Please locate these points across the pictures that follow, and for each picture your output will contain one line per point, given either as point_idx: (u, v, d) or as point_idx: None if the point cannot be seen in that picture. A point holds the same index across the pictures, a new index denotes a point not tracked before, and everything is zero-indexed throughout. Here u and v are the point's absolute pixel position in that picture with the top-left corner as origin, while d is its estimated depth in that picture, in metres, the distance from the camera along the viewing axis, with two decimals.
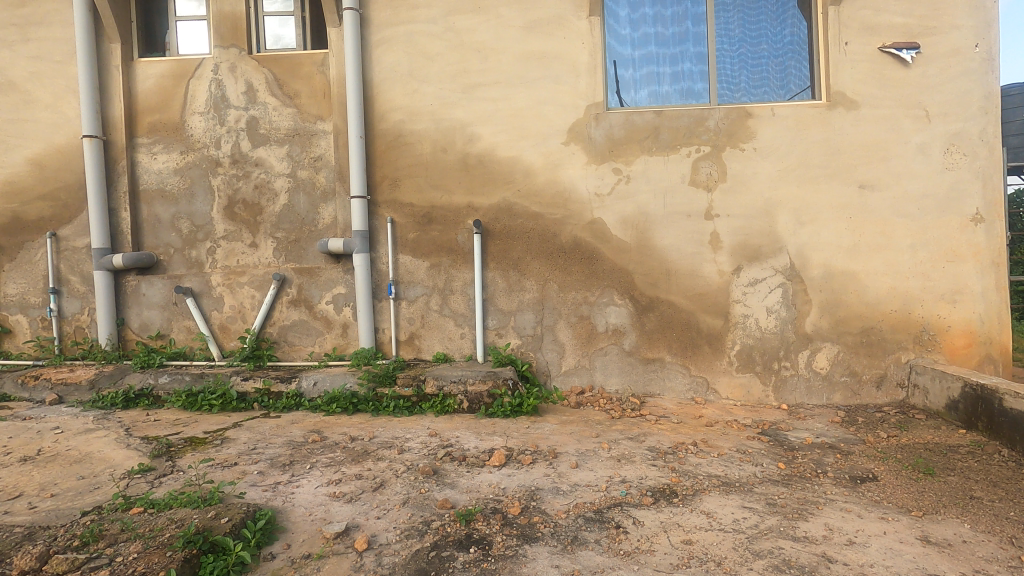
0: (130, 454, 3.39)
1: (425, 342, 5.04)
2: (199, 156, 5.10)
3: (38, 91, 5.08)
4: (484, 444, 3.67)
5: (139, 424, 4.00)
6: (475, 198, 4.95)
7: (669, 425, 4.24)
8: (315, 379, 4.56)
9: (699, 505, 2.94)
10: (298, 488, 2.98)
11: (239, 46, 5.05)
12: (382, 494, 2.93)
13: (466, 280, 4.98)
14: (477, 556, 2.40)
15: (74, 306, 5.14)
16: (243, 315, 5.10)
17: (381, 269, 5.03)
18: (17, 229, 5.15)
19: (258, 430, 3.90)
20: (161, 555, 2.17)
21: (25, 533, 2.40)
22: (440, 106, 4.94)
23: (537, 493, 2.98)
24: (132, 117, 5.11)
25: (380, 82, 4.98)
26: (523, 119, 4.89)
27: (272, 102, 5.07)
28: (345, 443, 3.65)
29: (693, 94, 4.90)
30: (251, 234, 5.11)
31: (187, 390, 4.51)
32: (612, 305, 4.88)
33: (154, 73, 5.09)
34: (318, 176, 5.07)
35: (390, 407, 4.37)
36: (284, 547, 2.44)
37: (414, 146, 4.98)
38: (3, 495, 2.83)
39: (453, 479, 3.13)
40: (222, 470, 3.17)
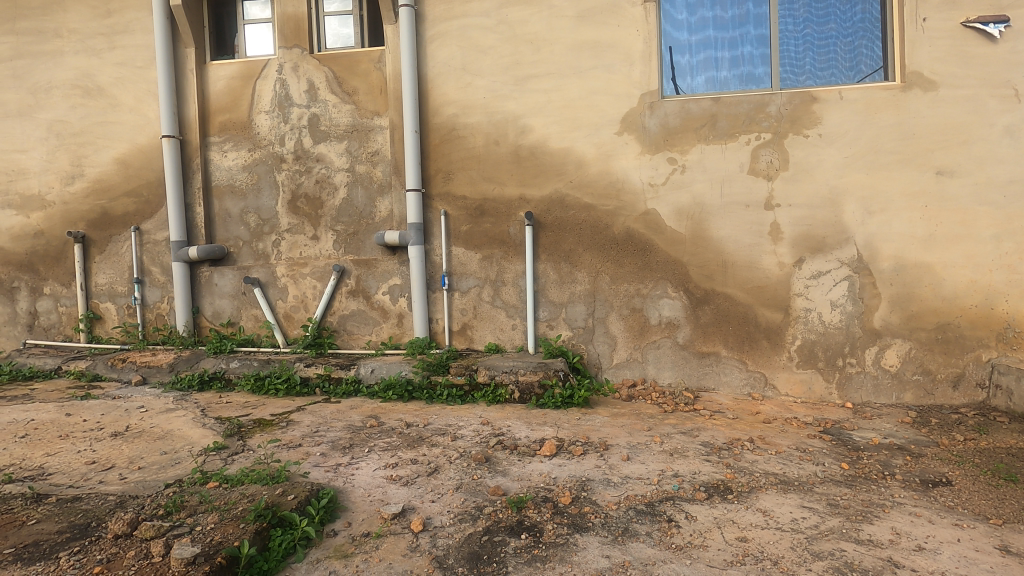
0: (205, 433, 3.64)
1: (477, 333, 5.13)
2: (265, 153, 5.36)
3: (122, 95, 5.48)
4: (535, 434, 3.71)
5: (213, 405, 4.29)
6: (527, 189, 4.97)
7: (724, 420, 4.14)
8: (372, 366, 4.73)
9: (755, 503, 2.86)
10: (358, 470, 3.12)
11: (302, 46, 5.25)
12: (436, 478, 3.03)
13: (518, 272, 5.02)
14: (529, 542, 2.44)
15: (155, 295, 5.54)
16: (305, 305, 5.34)
17: (435, 261, 5.15)
18: (105, 223, 5.58)
19: (320, 414, 4.10)
20: (236, 526, 2.34)
21: (118, 500, 2.64)
22: (493, 99, 4.98)
23: (588, 483, 3.00)
24: (205, 117, 5.43)
25: (434, 76, 5.07)
26: (576, 110, 4.86)
27: (332, 100, 5.25)
28: (401, 429, 3.78)
29: (753, 79, 4.72)
30: (312, 228, 5.34)
31: (255, 374, 4.78)
32: (666, 298, 4.80)
33: (224, 74, 5.37)
34: (375, 170, 5.23)
35: (443, 395, 4.48)
36: (345, 524, 2.57)
37: (467, 139, 5.04)
38: (98, 466, 3.11)
39: (505, 467, 3.19)
40: (288, 451, 3.36)
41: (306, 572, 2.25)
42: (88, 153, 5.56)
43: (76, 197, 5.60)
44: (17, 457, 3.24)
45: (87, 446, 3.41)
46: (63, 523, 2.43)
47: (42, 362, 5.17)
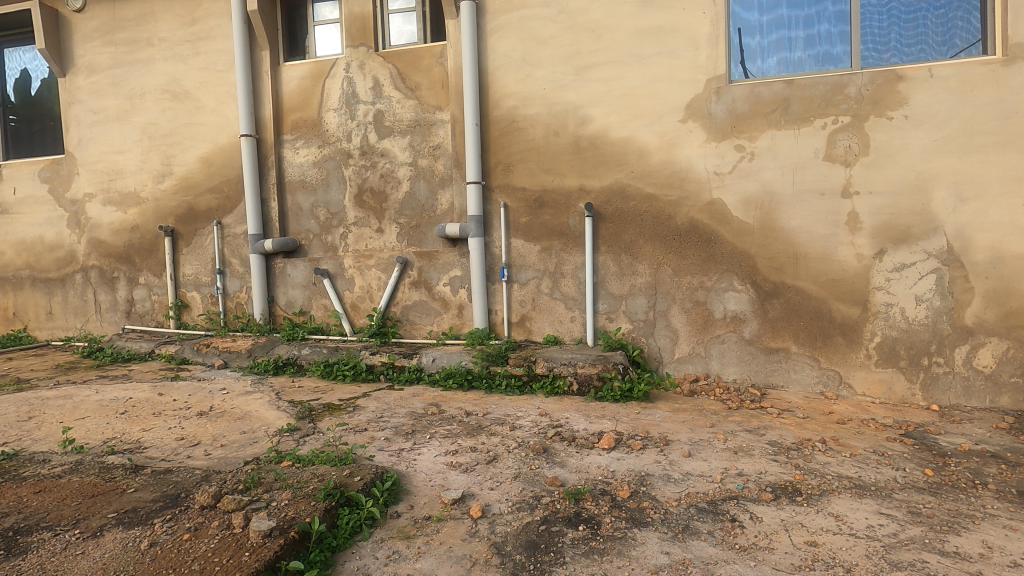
0: (280, 415, 3.87)
1: (536, 324, 5.14)
2: (334, 149, 5.58)
3: (205, 98, 5.86)
4: (594, 426, 3.69)
5: (287, 389, 4.54)
6: (587, 180, 4.92)
7: (794, 420, 3.95)
8: (433, 356, 4.86)
9: (826, 507, 2.73)
10: (420, 455, 3.22)
11: (367, 45, 5.42)
12: (495, 467, 3.08)
13: (577, 264, 4.98)
14: (587, 534, 2.44)
15: (235, 285, 5.92)
16: (370, 295, 5.54)
17: (494, 253, 5.20)
18: (191, 218, 6.01)
19: (384, 401, 4.25)
20: (307, 504, 2.48)
21: (204, 474, 2.86)
22: (553, 89, 4.95)
23: (647, 478, 2.96)
24: (278, 117, 5.71)
25: (495, 69, 5.09)
26: (638, 98, 4.75)
27: (396, 96, 5.39)
28: (461, 417, 3.87)
29: (831, 59, 4.43)
30: (377, 221, 5.52)
31: (324, 361, 5.02)
32: (731, 291, 4.63)
33: (297, 75, 5.64)
34: (437, 164, 5.34)
35: (502, 385, 4.53)
36: (408, 507, 2.66)
37: (527, 131, 5.05)
38: (186, 443, 3.37)
39: (563, 458, 3.19)
40: (355, 434, 3.52)
41: (372, 549, 2.35)
42: (176, 152, 5.99)
43: (166, 194, 6.06)
44: (118, 431, 3.57)
45: (177, 423, 3.70)
46: (157, 492, 2.66)
47: (139, 346, 5.65)
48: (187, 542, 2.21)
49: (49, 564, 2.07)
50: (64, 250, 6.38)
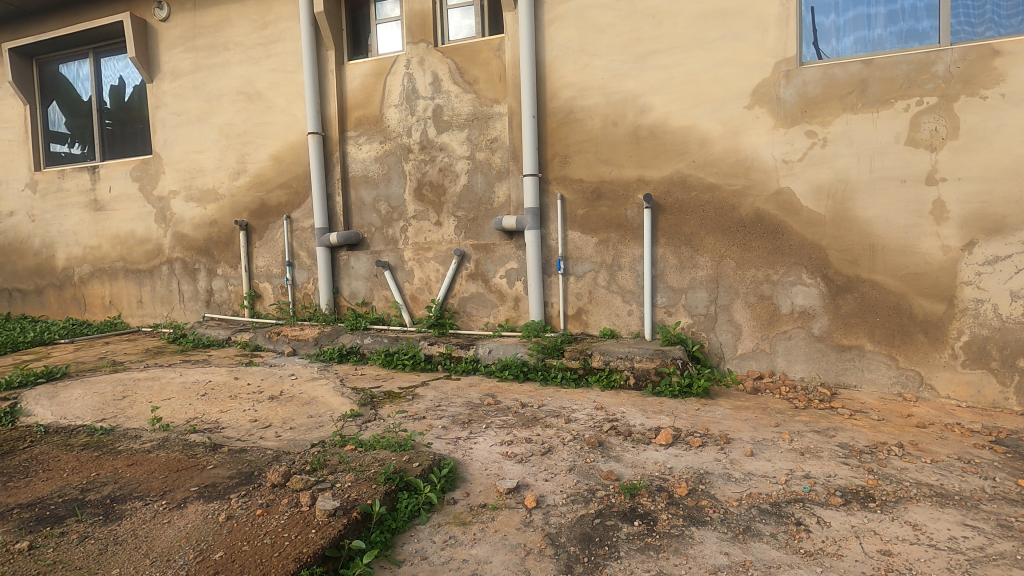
0: (343, 401, 4.04)
1: (592, 317, 5.10)
2: (395, 144, 5.73)
3: (276, 98, 6.16)
4: (650, 422, 3.63)
5: (350, 376, 4.74)
6: (646, 171, 4.81)
7: (867, 422, 3.72)
8: (490, 347, 4.92)
9: (903, 515, 2.56)
10: (476, 445, 3.28)
11: (427, 41, 5.51)
12: (550, 458, 3.09)
13: (635, 256, 4.89)
14: (642, 530, 2.41)
15: (303, 277, 6.21)
16: (429, 287, 5.67)
17: (551, 245, 5.18)
18: (263, 213, 6.34)
19: (442, 390, 4.35)
20: (369, 486, 2.58)
21: (274, 454, 3.04)
22: (612, 79, 4.86)
23: (706, 477, 2.88)
24: (343, 114, 5.92)
25: (552, 60, 5.05)
26: (700, 85, 4.59)
27: (454, 90, 5.46)
28: (516, 408, 3.90)
29: (916, 36, 4.10)
30: (436, 214, 5.63)
31: (385, 350, 5.18)
32: (799, 285, 4.42)
33: (360, 73, 5.82)
34: (494, 157, 5.37)
35: (557, 377, 4.52)
36: (464, 494, 2.72)
37: (584, 122, 4.99)
38: (259, 424, 3.59)
39: (618, 453, 3.16)
40: (414, 422, 3.62)
41: (430, 533, 2.42)
42: (250, 151, 6.33)
43: (241, 191, 6.42)
44: (199, 411, 3.85)
45: (250, 405, 3.95)
46: (233, 469, 2.85)
47: (217, 333, 6.05)
48: (260, 517, 2.35)
49: (140, 530, 2.27)
50: (152, 244, 6.91)
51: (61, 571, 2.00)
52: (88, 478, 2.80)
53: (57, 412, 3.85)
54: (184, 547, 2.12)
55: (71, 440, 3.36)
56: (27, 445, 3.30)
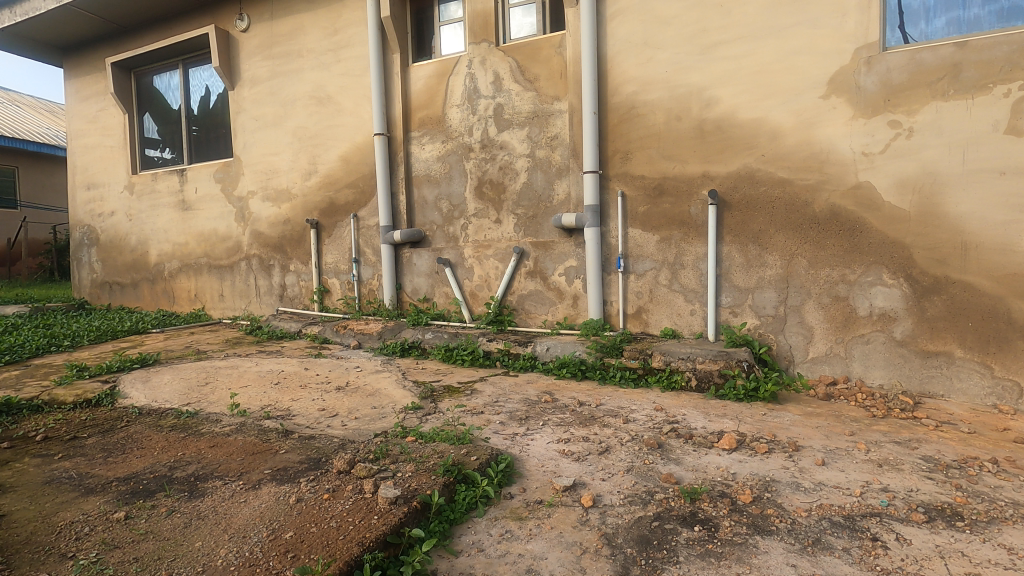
0: (405, 394, 4.16)
1: (652, 317, 5.00)
2: (456, 143, 5.83)
3: (345, 101, 6.42)
4: (713, 425, 3.51)
5: (411, 370, 4.88)
6: (711, 166, 4.66)
7: (956, 434, 3.44)
8: (547, 345, 4.92)
9: (996, 537, 2.35)
10: (533, 441, 3.29)
11: (489, 40, 5.57)
12: (607, 458, 3.06)
13: (699, 254, 4.75)
14: (702, 536, 2.34)
15: (368, 273, 6.45)
16: (488, 284, 5.74)
17: (611, 243, 5.12)
18: (332, 211, 6.62)
19: (500, 386, 4.40)
20: (429, 477, 2.66)
21: (340, 442, 3.18)
22: (677, 72, 4.73)
23: (773, 485, 2.76)
24: (407, 115, 6.08)
25: (614, 55, 4.98)
26: (771, 75, 4.39)
27: (515, 88, 5.49)
28: (573, 406, 3.89)
29: (1019, 13, 3.74)
30: (496, 212, 5.69)
31: (445, 345, 5.29)
32: (879, 285, 4.14)
33: (424, 74, 5.96)
34: (554, 154, 5.36)
35: (616, 377, 4.46)
36: (520, 489, 2.74)
37: (647, 117, 4.89)
38: (326, 413, 3.77)
39: (678, 456, 3.09)
40: (472, 416, 3.69)
41: (487, 526, 2.45)
42: (321, 152, 6.63)
43: (312, 190, 6.74)
44: (272, 399, 4.08)
45: (319, 395, 4.15)
46: (302, 455, 3.01)
47: (290, 326, 6.39)
48: (327, 501, 2.47)
49: (220, 507, 2.44)
50: (232, 241, 7.38)
51: (152, 540, 2.18)
52: (175, 457, 3.04)
53: (149, 395, 4.19)
54: (258, 525, 2.27)
55: (161, 422, 3.65)
56: (124, 425, 3.62)
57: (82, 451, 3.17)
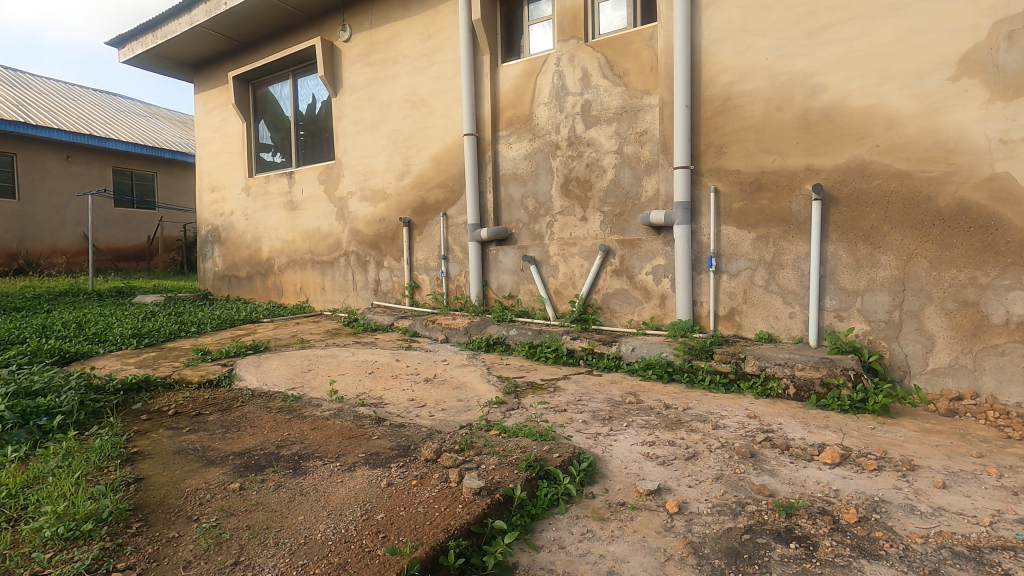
0: (489, 388, 4.25)
1: (746, 319, 4.74)
2: (543, 141, 5.85)
3: (437, 103, 6.65)
4: (813, 437, 3.27)
5: (496, 365, 4.97)
6: (815, 159, 4.34)
7: None
8: (633, 345, 4.82)
9: None
10: (616, 442, 3.24)
11: (578, 37, 5.54)
12: (695, 464, 2.95)
13: (800, 253, 4.44)
14: (799, 554, 2.19)
15: (456, 270, 6.65)
16: (573, 282, 5.71)
17: (702, 241, 4.91)
18: (423, 210, 6.89)
19: (583, 385, 4.37)
20: (511, 471, 2.70)
21: (428, 432, 3.31)
22: (778, 59, 4.45)
23: (882, 506, 2.53)
24: (496, 115, 6.19)
25: (709, 44, 4.77)
26: (889, 57, 4.01)
27: (603, 84, 5.42)
28: (659, 409, 3.78)
29: None
30: (582, 210, 5.65)
31: (529, 342, 5.34)
32: (1018, 290, 3.66)
33: (513, 74, 6.03)
34: (643, 150, 5.23)
35: (705, 381, 4.28)
36: (603, 490, 2.71)
37: (744, 108, 4.64)
38: (415, 403, 3.94)
39: (773, 467, 2.91)
40: (555, 413, 3.70)
41: (568, 524, 2.45)
42: (414, 153, 6.92)
43: (404, 190, 7.05)
44: (367, 387, 4.33)
45: (409, 385, 4.34)
46: (393, 442, 3.17)
47: (383, 319, 6.73)
48: (415, 487, 2.58)
49: (320, 485, 2.63)
50: (333, 238, 7.89)
51: (261, 510, 2.40)
52: (282, 436, 3.32)
53: (260, 379, 4.60)
54: (353, 505, 2.42)
55: (270, 404, 3.99)
56: (239, 405, 4.00)
57: (205, 426, 3.54)
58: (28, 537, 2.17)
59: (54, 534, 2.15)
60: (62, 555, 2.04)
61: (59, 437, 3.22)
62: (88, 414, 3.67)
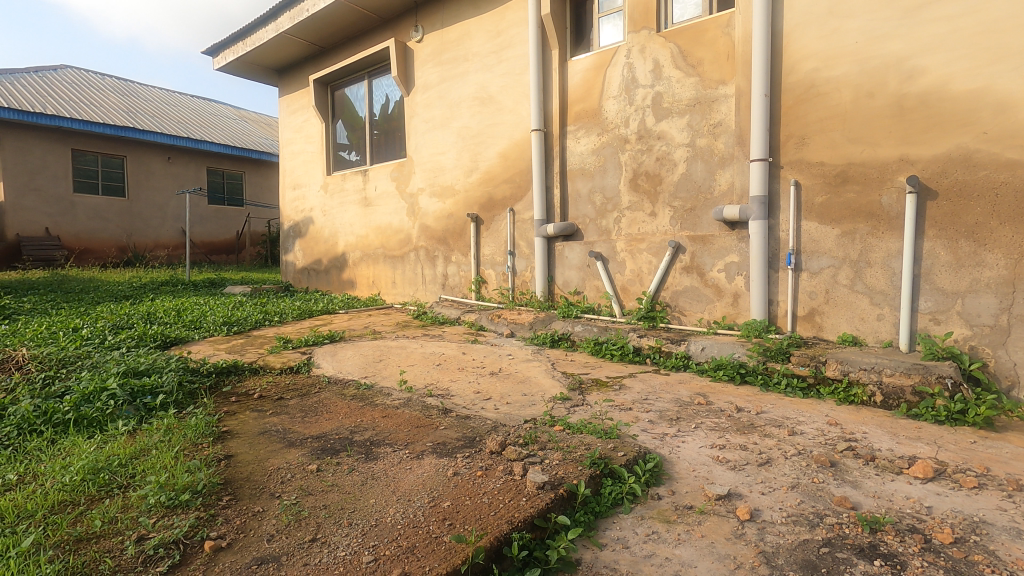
0: (554, 384, 4.26)
1: (828, 320, 4.47)
2: (612, 135, 5.76)
3: (505, 100, 6.69)
4: (903, 449, 3.05)
5: (561, 361, 4.96)
6: (911, 149, 4.03)
7: None
8: (702, 345, 4.67)
9: None
10: (684, 443, 3.16)
11: (649, 28, 5.40)
12: (768, 471, 2.82)
13: (890, 251, 4.14)
14: (884, 572, 2.05)
15: (522, 265, 6.69)
16: (641, 279, 5.61)
17: (780, 237, 4.67)
18: (490, 206, 6.97)
19: (650, 383, 4.28)
20: (575, 468, 2.70)
21: (493, 424, 3.37)
22: (870, 42, 4.15)
23: (982, 527, 2.31)
24: (564, 110, 6.16)
25: (792, 29, 4.50)
26: (999, 35, 3.66)
27: (676, 75, 5.25)
28: (730, 411, 3.64)
29: None
30: (651, 205, 5.51)
31: (594, 339, 5.28)
32: None
33: (582, 68, 5.97)
34: (717, 142, 5.04)
35: (781, 384, 4.07)
36: (669, 491, 2.65)
37: (830, 96, 4.35)
38: (481, 395, 4.01)
39: (856, 478, 2.73)
40: (620, 411, 3.65)
41: (632, 524, 2.41)
42: (482, 150, 7.01)
43: (472, 186, 7.16)
44: (435, 378, 4.46)
45: (474, 378, 4.43)
46: (459, 433, 3.25)
47: (450, 313, 6.88)
48: (480, 478, 2.63)
49: (390, 471, 2.74)
50: (404, 234, 8.15)
51: (337, 491, 2.53)
52: (355, 422, 3.48)
53: (336, 367, 4.84)
54: (421, 492, 2.50)
55: (345, 391, 4.20)
56: (317, 391, 4.24)
57: (286, 410, 3.78)
58: (136, 503, 2.40)
59: (157, 501, 2.37)
60: (163, 521, 2.25)
61: (161, 414, 3.54)
62: (185, 394, 4.00)
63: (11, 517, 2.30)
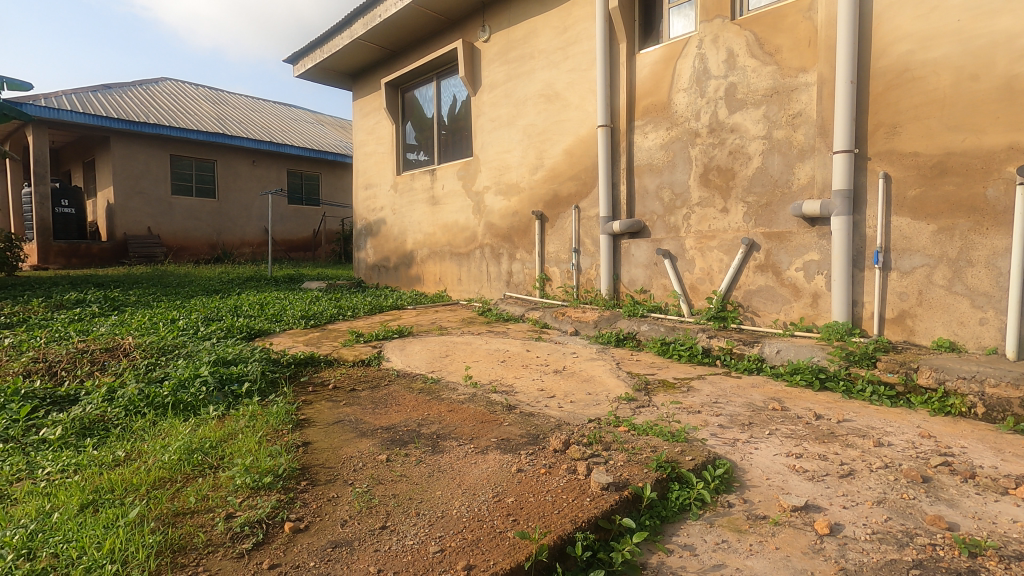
0: (618, 383, 4.20)
1: (920, 324, 4.14)
2: (682, 129, 5.59)
3: (571, 96, 6.64)
4: (1009, 466, 2.77)
5: (626, 360, 4.88)
6: (1022, 136, 3.65)
7: None
8: (778, 347, 4.45)
9: None
10: (757, 450, 3.02)
11: (723, 16, 5.19)
12: (851, 483, 2.65)
13: (996, 249, 3.77)
14: None
15: (587, 263, 6.62)
16: (711, 277, 5.41)
17: (866, 234, 4.36)
18: (555, 203, 6.95)
19: (720, 386, 4.12)
20: (641, 470, 2.65)
21: (556, 423, 3.36)
22: (975, 19, 3.80)
23: None
24: (631, 105, 6.04)
25: (882, 10, 4.19)
26: None
27: (751, 64, 5.02)
28: (808, 419, 3.45)
29: None
30: (722, 200, 5.30)
31: (661, 339, 5.14)
32: None
33: (650, 61, 5.82)
34: (796, 134, 4.77)
35: (866, 391, 3.80)
36: (740, 500, 2.55)
37: (926, 80, 4.02)
38: (545, 393, 4.02)
39: (952, 496, 2.51)
40: (688, 414, 3.54)
41: (701, 531, 2.34)
42: (547, 147, 6.99)
43: (537, 183, 7.16)
44: (498, 374, 4.51)
45: (538, 375, 4.44)
46: (522, 429, 3.27)
47: (515, 310, 6.93)
48: (544, 475, 2.64)
49: (455, 464, 2.81)
50: (469, 231, 8.28)
51: (405, 482, 2.62)
52: (422, 416, 3.58)
53: (404, 361, 5.00)
54: (485, 486, 2.54)
55: (413, 384, 4.35)
56: (386, 383, 4.40)
57: (359, 401, 3.95)
58: (225, 483, 2.59)
59: (243, 483, 2.54)
60: (249, 501, 2.41)
61: (247, 401, 3.80)
62: (267, 382, 4.27)
63: (120, 489, 2.54)
